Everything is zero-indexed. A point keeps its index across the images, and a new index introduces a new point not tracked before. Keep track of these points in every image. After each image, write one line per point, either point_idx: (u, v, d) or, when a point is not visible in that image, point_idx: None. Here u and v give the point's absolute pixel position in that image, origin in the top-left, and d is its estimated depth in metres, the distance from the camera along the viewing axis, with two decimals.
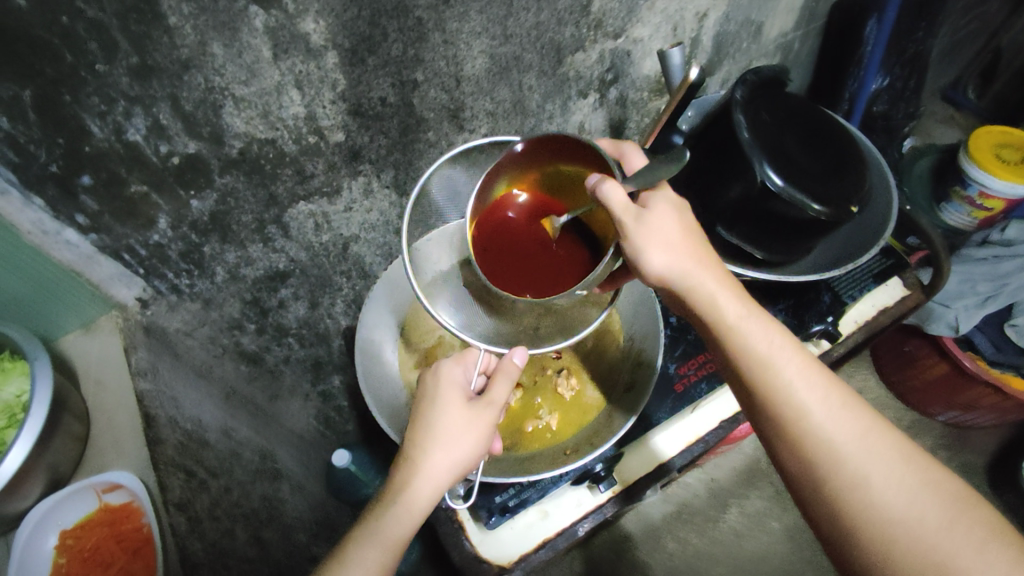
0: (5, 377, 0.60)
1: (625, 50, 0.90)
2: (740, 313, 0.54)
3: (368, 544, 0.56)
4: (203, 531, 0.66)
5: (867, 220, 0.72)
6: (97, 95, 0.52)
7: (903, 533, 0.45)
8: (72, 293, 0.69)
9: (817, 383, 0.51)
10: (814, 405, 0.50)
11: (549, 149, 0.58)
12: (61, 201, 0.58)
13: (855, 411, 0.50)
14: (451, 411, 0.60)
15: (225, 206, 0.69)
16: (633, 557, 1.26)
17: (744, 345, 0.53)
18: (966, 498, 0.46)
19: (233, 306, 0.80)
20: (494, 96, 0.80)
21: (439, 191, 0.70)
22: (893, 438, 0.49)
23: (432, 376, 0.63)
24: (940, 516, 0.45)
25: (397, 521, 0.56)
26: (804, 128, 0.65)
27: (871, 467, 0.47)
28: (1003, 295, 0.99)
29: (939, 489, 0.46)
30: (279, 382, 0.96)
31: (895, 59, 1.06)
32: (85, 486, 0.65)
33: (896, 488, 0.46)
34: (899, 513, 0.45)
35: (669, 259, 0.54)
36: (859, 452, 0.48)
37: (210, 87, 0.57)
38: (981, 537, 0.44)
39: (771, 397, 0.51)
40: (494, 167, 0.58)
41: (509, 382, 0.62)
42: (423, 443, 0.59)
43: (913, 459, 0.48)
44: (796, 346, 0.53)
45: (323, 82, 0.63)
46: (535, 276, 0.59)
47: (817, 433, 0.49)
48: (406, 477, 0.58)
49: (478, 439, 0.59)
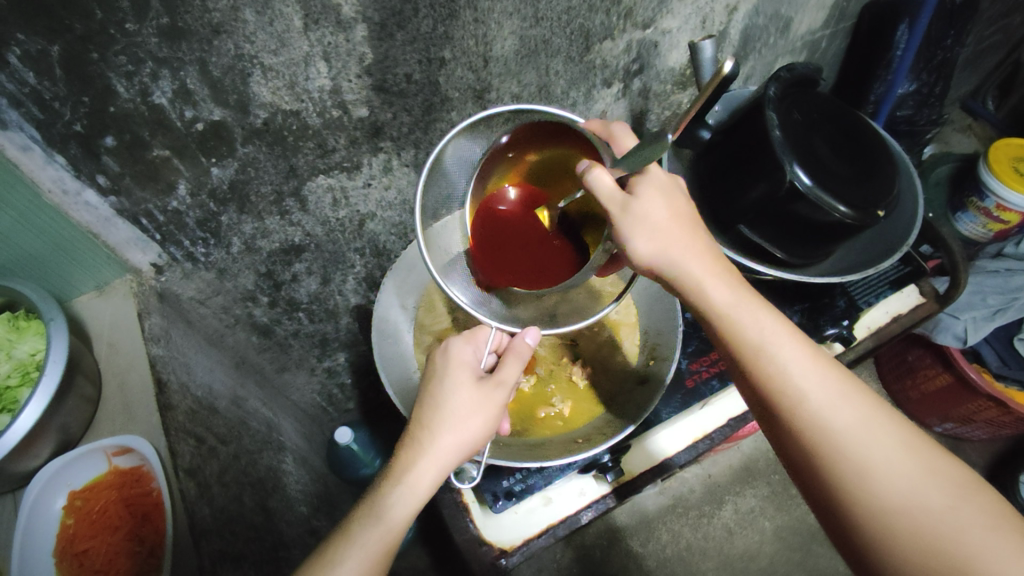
0: (21, 335, 0.61)
1: (653, 41, 0.89)
2: (736, 300, 0.53)
3: (372, 525, 0.55)
4: (211, 497, 0.63)
5: (889, 229, 0.72)
6: (125, 55, 0.51)
7: (905, 520, 0.44)
8: (88, 255, 0.67)
9: (813, 370, 0.50)
10: (811, 392, 0.49)
11: (541, 138, 0.59)
12: (84, 160, 0.57)
13: (852, 396, 0.49)
14: (460, 391, 0.60)
15: (245, 176, 0.68)
16: (624, 548, 1.28)
17: (739, 333, 0.52)
18: (972, 484, 0.45)
19: (248, 278, 0.82)
20: (520, 80, 0.80)
21: (452, 163, 0.63)
22: (895, 424, 0.48)
23: (442, 355, 0.63)
24: (943, 500, 0.44)
25: (401, 499, 0.56)
26: (834, 129, 0.65)
27: (871, 454, 0.46)
28: (1011, 310, 1.01)
29: (945, 475, 0.45)
30: (290, 357, 1.01)
31: (922, 65, 1.05)
32: (95, 448, 0.62)
33: (899, 474, 0.45)
34: (900, 499, 0.44)
35: (657, 248, 0.53)
36: (858, 439, 0.47)
37: (240, 55, 0.57)
38: (988, 522, 0.42)
39: (767, 385, 0.51)
40: (486, 157, 0.60)
41: (520, 363, 0.62)
42: (431, 424, 0.59)
43: (916, 446, 0.47)
44: (793, 332, 0.52)
45: (350, 55, 0.63)
46: (533, 266, 0.61)
47: (814, 422, 0.48)
48: (413, 455, 0.58)
49: (486, 419, 0.59)
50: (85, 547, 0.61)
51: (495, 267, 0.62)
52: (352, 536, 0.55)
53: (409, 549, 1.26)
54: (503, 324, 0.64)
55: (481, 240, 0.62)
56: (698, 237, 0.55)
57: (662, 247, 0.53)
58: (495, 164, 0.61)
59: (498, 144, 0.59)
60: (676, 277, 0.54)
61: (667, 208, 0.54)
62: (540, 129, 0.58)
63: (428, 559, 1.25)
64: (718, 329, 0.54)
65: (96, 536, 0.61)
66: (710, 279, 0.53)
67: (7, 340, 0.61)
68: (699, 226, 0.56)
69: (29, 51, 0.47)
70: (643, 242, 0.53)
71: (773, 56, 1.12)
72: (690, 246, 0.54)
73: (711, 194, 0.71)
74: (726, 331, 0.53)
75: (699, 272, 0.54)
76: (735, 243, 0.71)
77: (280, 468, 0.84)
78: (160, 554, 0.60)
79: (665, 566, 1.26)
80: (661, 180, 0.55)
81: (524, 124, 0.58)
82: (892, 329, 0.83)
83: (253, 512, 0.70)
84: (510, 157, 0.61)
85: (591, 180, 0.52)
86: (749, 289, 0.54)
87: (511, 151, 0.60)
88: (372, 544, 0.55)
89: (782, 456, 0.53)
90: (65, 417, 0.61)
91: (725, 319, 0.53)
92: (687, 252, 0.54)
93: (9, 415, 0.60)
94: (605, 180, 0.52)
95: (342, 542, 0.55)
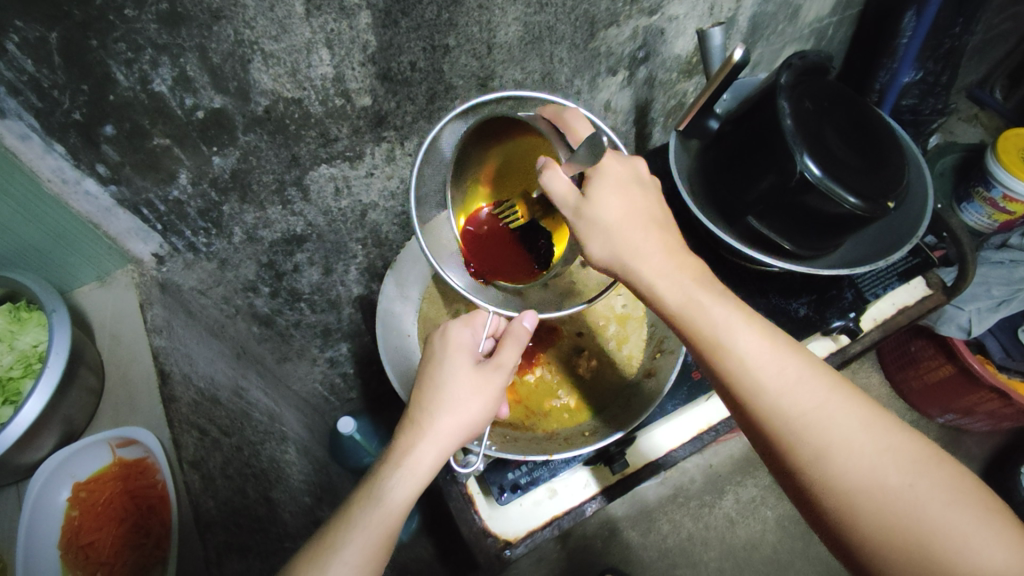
0: (23, 327, 0.61)
1: (660, 28, 0.88)
2: (688, 297, 0.53)
3: (371, 508, 0.54)
4: (216, 489, 0.62)
5: (899, 223, 0.71)
6: (124, 42, 0.50)
7: (866, 501, 0.43)
8: (88, 246, 0.67)
9: (772, 357, 0.49)
10: (769, 380, 0.48)
11: (501, 133, 0.57)
12: (83, 149, 0.56)
13: (810, 380, 0.48)
14: (460, 373, 0.60)
15: (247, 165, 0.67)
16: (625, 537, 1.29)
17: (698, 325, 0.52)
18: (930, 458, 0.44)
19: (250, 268, 0.81)
20: (525, 67, 0.79)
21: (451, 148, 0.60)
22: (854, 403, 0.47)
23: (440, 338, 0.62)
24: (900, 477, 0.43)
25: (401, 482, 0.55)
26: (845, 119, 0.64)
27: (830, 437, 0.45)
28: (1016, 301, 1.00)
29: (904, 452, 0.44)
30: (292, 347, 1.00)
31: (929, 53, 1.03)
32: (100, 440, 0.62)
33: (857, 455, 0.44)
34: (858, 479, 0.43)
35: (611, 247, 0.54)
36: (816, 423, 0.46)
37: (239, 41, 0.56)
38: (946, 497, 0.41)
39: (726, 375, 0.50)
40: (456, 157, 0.59)
41: (519, 346, 0.61)
42: (430, 405, 0.58)
43: (876, 424, 0.45)
44: (750, 320, 0.51)
45: (354, 43, 0.62)
46: (512, 258, 0.64)
47: (772, 408, 0.48)
48: (412, 437, 0.58)
49: (487, 402, 0.59)
50: (92, 538, 0.61)
51: (480, 260, 0.64)
52: (350, 519, 0.54)
53: (414, 539, 1.27)
54: (501, 309, 0.62)
55: (466, 241, 0.63)
56: (653, 232, 0.55)
57: (616, 247, 0.54)
58: (464, 164, 0.60)
59: (469, 135, 0.57)
60: (627, 276, 0.55)
61: (620, 208, 0.54)
62: (495, 127, 0.57)
63: (433, 548, 1.26)
64: (676, 325, 0.53)
65: (102, 529, 0.61)
66: (661, 276, 0.54)
67: (8, 331, 0.61)
68: (650, 222, 0.55)
69: (27, 38, 0.46)
70: (596, 246, 0.54)
71: (780, 43, 1.11)
72: (641, 243, 0.54)
73: (721, 183, 0.70)
74: (686, 325, 0.52)
75: (650, 271, 0.54)
76: (741, 232, 0.71)
77: (283, 459, 0.84)
78: (166, 546, 0.60)
79: (667, 556, 1.27)
80: (617, 176, 0.55)
81: (481, 124, 0.56)
82: (898, 321, 0.83)
83: (258, 503, 0.70)
84: (477, 155, 0.59)
85: (546, 178, 0.53)
86: (708, 283, 0.54)
87: (477, 147, 0.58)
88: (372, 530, 0.53)
89: (753, 440, 0.53)
90: (69, 409, 0.60)
91: (681, 315, 0.53)
92: (636, 251, 0.54)
93: (12, 407, 0.60)
94: (559, 179, 0.53)
95: (336, 530, 0.54)
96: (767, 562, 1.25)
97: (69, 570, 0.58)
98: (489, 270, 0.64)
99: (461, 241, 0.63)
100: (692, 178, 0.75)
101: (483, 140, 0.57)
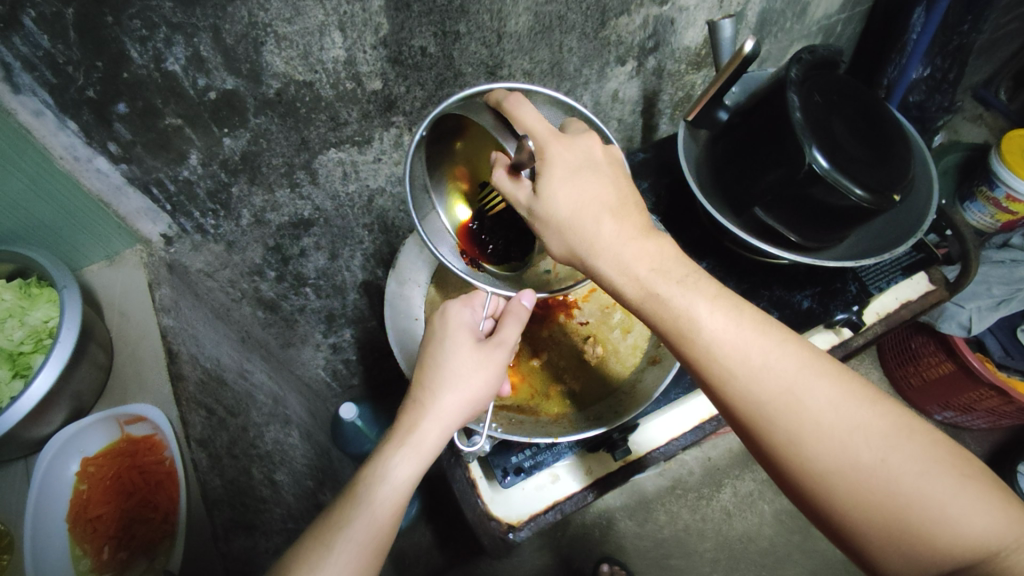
0: (33, 302, 0.61)
1: (669, 18, 0.88)
2: (648, 291, 0.52)
3: (369, 485, 0.55)
4: (223, 468, 0.64)
5: (903, 217, 0.71)
6: (139, 19, 0.50)
7: (840, 480, 0.43)
8: (98, 225, 0.67)
9: (738, 339, 0.48)
10: (737, 364, 0.47)
11: (458, 129, 0.58)
12: (95, 126, 0.57)
13: (780, 362, 0.47)
14: (461, 351, 0.60)
15: (257, 147, 0.68)
16: (623, 528, 1.30)
17: (667, 309, 0.51)
18: (902, 431, 0.43)
19: (256, 251, 0.82)
20: (534, 57, 0.79)
21: (433, 136, 0.58)
22: (824, 380, 0.46)
23: (440, 317, 0.63)
24: (872, 453, 0.42)
25: (404, 458, 0.57)
26: (853, 114, 0.64)
27: (800, 421, 0.45)
28: (1014, 301, 1.01)
29: (876, 427, 0.43)
30: (295, 333, 1.01)
31: (937, 51, 1.04)
32: (108, 416, 0.63)
33: (829, 437, 0.44)
34: (830, 460, 0.43)
35: (568, 239, 0.54)
36: (785, 407, 0.45)
37: (253, 23, 0.56)
38: (919, 468, 0.41)
39: (695, 360, 0.49)
40: (428, 160, 0.60)
41: (519, 324, 0.62)
42: (432, 383, 0.59)
43: (846, 399, 0.45)
44: (713, 305, 0.49)
45: (366, 25, 0.62)
46: (501, 243, 0.65)
47: (742, 394, 0.47)
48: (415, 416, 0.58)
49: (488, 378, 0.60)
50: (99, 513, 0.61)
51: (474, 248, 0.64)
52: (347, 496, 0.55)
53: (413, 525, 1.28)
54: (497, 287, 0.61)
55: (462, 233, 0.64)
56: (608, 223, 0.53)
57: (571, 244, 0.54)
58: (437, 165, 0.61)
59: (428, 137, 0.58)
60: (587, 270, 0.55)
61: (570, 204, 0.53)
62: (450, 125, 0.58)
63: (432, 535, 1.27)
64: (642, 316, 0.53)
65: (109, 503, 0.62)
66: (618, 272, 0.53)
67: (19, 306, 0.61)
68: (603, 212, 0.54)
69: (44, 14, 0.47)
70: (553, 242, 0.55)
71: (787, 40, 1.11)
72: (595, 237, 0.53)
73: (727, 175, 0.71)
74: (652, 315, 0.52)
75: (606, 266, 0.53)
76: (748, 223, 0.71)
77: (288, 441, 0.85)
78: (173, 520, 0.61)
79: (662, 547, 1.28)
80: (567, 163, 0.53)
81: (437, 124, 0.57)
82: (901, 316, 0.84)
83: (263, 484, 0.70)
84: (447, 156, 0.61)
85: (495, 181, 0.55)
86: (680, 272, 0.52)
87: (444, 148, 0.60)
88: (369, 507, 0.54)
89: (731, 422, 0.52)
90: (78, 384, 0.61)
91: (643, 306, 0.52)
92: (593, 245, 0.53)
93: (22, 381, 0.60)
94: (509, 181, 0.55)
95: (331, 511, 0.55)
96: (763, 557, 1.26)
97: (76, 544, 0.59)
98: (483, 253, 0.65)
99: (456, 234, 0.64)
100: (700, 171, 0.75)
101: (442, 137, 0.59)
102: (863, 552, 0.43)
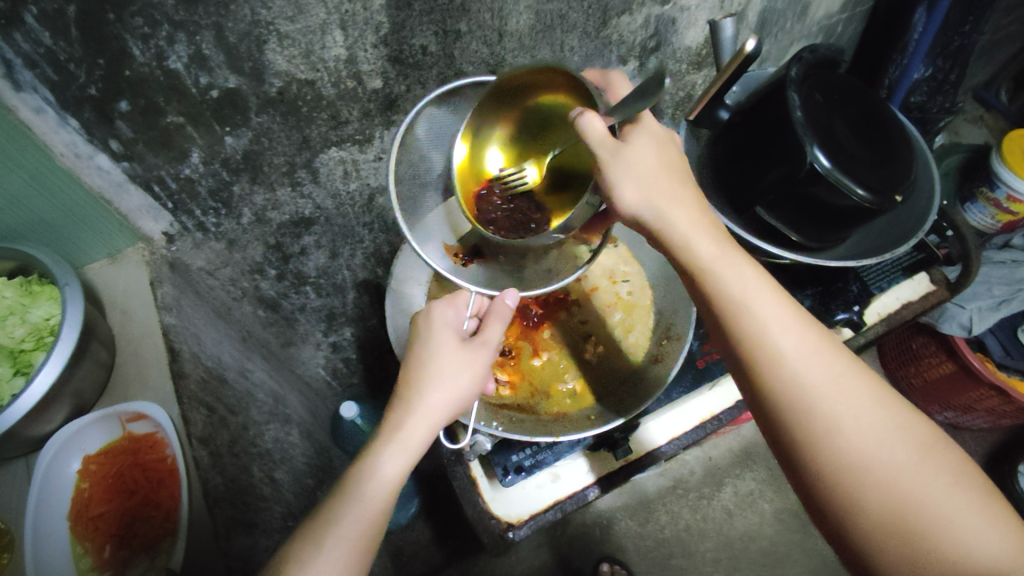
0: (34, 300, 0.61)
1: (671, 17, 0.88)
2: (719, 253, 0.51)
3: (360, 482, 0.55)
4: (224, 466, 0.64)
5: (904, 218, 0.72)
6: (140, 17, 0.50)
7: (871, 477, 0.43)
8: (99, 222, 0.67)
9: (791, 324, 0.48)
10: (786, 348, 0.47)
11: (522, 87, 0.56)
12: (97, 124, 0.57)
13: (828, 355, 0.47)
14: (448, 351, 0.60)
15: (259, 145, 0.68)
16: (623, 527, 1.30)
17: (718, 289, 0.50)
18: (933, 442, 0.44)
19: (257, 250, 0.81)
20: (535, 55, 0.79)
21: (425, 135, 0.65)
22: (866, 379, 0.46)
23: (424, 319, 0.63)
24: (906, 455, 0.43)
25: (391, 455, 0.56)
26: (856, 113, 0.64)
27: (842, 411, 0.44)
28: (1015, 302, 1.01)
29: (909, 434, 0.44)
30: (296, 331, 1.01)
31: (938, 51, 1.04)
32: (110, 414, 0.63)
33: (867, 432, 0.44)
34: (864, 454, 0.43)
35: (646, 194, 0.52)
36: (831, 395, 0.45)
37: (256, 21, 0.56)
38: (948, 480, 0.42)
39: (743, 339, 0.48)
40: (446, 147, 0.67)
41: (503, 324, 0.63)
42: (419, 382, 0.59)
43: (885, 400, 0.45)
44: (767, 285, 0.50)
45: (367, 24, 0.61)
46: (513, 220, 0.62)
47: (789, 377, 0.46)
48: (401, 414, 0.58)
49: (474, 377, 0.60)
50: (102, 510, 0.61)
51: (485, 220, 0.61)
52: (341, 494, 0.55)
53: (413, 523, 1.28)
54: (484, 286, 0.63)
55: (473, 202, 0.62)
56: (689, 189, 0.53)
57: (650, 198, 0.52)
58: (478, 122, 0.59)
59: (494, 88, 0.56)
60: (657, 229, 0.52)
61: (656, 162, 0.52)
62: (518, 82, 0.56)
63: (431, 533, 1.27)
64: (699, 282, 0.51)
65: (112, 501, 0.62)
66: (693, 230, 0.51)
67: (19, 304, 0.61)
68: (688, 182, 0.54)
69: (45, 10, 0.47)
70: (628, 189, 0.52)
71: (788, 40, 1.11)
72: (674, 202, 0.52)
73: (727, 175, 0.72)
74: (704, 283, 0.50)
75: (684, 223, 0.52)
76: (750, 222, 0.71)
77: (289, 439, 0.85)
78: (175, 518, 0.61)
79: (661, 546, 1.28)
80: (653, 130, 0.54)
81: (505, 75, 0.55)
82: (902, 316, 0.84)
83: (264, 482, 0.70)
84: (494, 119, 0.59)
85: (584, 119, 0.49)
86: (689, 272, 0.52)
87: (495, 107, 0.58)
88: (360, 504, 0.54)
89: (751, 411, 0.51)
90: (79, 383, 0.61)
91: (708, 269, 0.50)
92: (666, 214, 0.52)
93: (24, 378, 0.60)
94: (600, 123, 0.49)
95: (344, 499, 0.54)
96: (763, 556, 1.26)
97: (79, 542, 0.59)
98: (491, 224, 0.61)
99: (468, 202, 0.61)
100: (700, 170, 0.76)
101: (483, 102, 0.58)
102: (865, 555, 0.43)
